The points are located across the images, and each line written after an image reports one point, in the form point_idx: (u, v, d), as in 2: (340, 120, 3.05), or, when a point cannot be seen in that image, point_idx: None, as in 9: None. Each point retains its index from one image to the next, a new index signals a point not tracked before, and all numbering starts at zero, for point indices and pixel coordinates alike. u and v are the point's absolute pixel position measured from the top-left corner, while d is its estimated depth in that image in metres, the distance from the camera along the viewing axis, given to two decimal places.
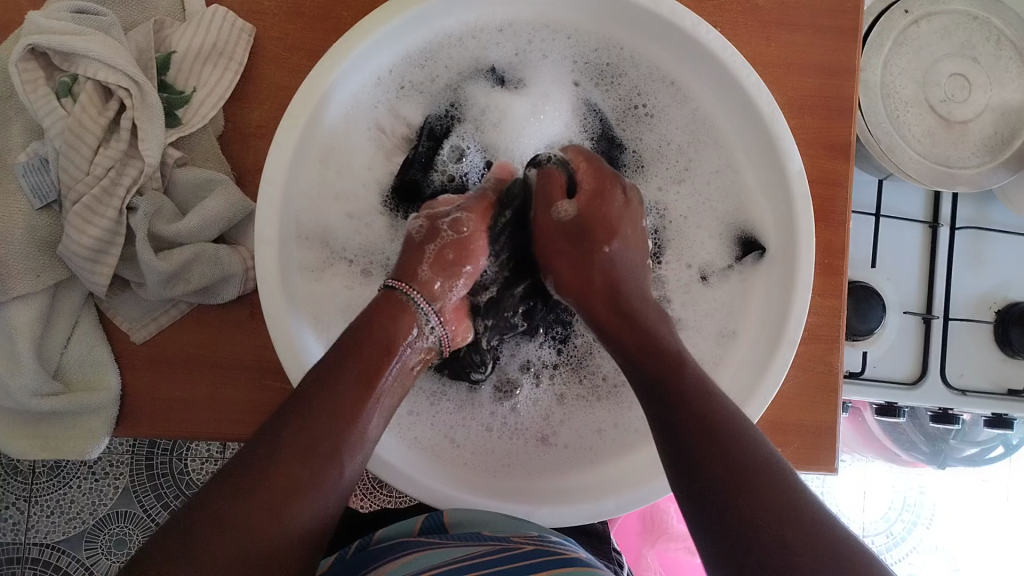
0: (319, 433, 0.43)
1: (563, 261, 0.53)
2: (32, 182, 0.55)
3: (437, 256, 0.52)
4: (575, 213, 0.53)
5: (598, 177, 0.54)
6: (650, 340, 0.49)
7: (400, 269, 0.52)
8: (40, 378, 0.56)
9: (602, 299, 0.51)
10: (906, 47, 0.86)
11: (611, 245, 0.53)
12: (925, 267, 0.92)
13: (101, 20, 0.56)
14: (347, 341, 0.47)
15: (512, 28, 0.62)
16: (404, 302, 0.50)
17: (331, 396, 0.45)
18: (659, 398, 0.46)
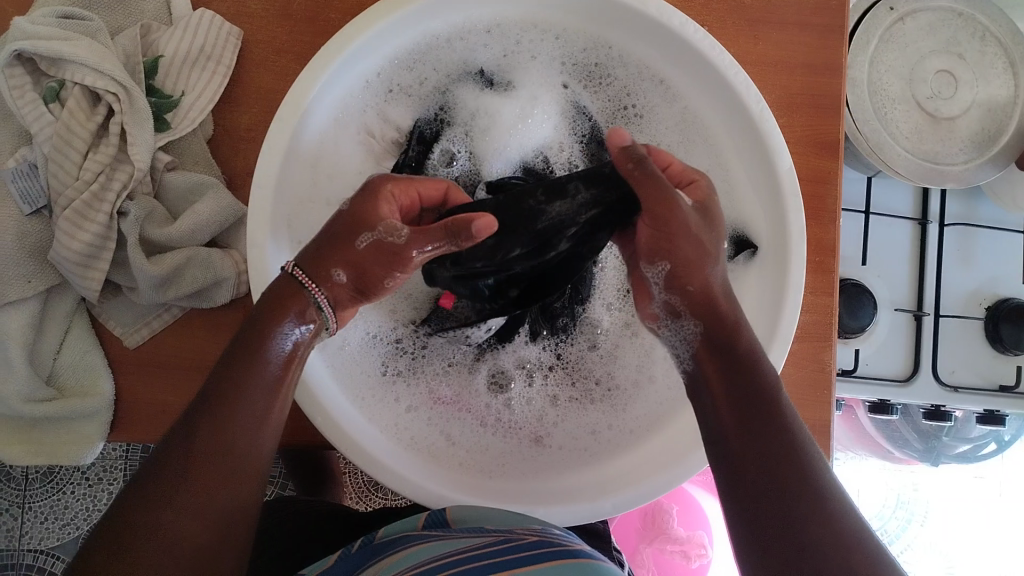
0: (227, 426, 0.42)
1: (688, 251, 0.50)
2: (21, 188, 0.55)
3: (364, 262, 0.48)
4: (697, 205, 0.51)
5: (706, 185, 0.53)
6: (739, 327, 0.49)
7: (328, 257, 0.48)
8: (33, 384, 0.56)
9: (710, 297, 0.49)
10: (892, 44, 0.87)
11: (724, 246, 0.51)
12: (914, 262, 0.93)
13: (89, 24, 0.56)
14: (249, 334, 0.45)
15: (500, 29, 0.62)
16: (302, 297, 0.47)
17: (238, 389, 0.43)
18: (743, 383, 0.46)
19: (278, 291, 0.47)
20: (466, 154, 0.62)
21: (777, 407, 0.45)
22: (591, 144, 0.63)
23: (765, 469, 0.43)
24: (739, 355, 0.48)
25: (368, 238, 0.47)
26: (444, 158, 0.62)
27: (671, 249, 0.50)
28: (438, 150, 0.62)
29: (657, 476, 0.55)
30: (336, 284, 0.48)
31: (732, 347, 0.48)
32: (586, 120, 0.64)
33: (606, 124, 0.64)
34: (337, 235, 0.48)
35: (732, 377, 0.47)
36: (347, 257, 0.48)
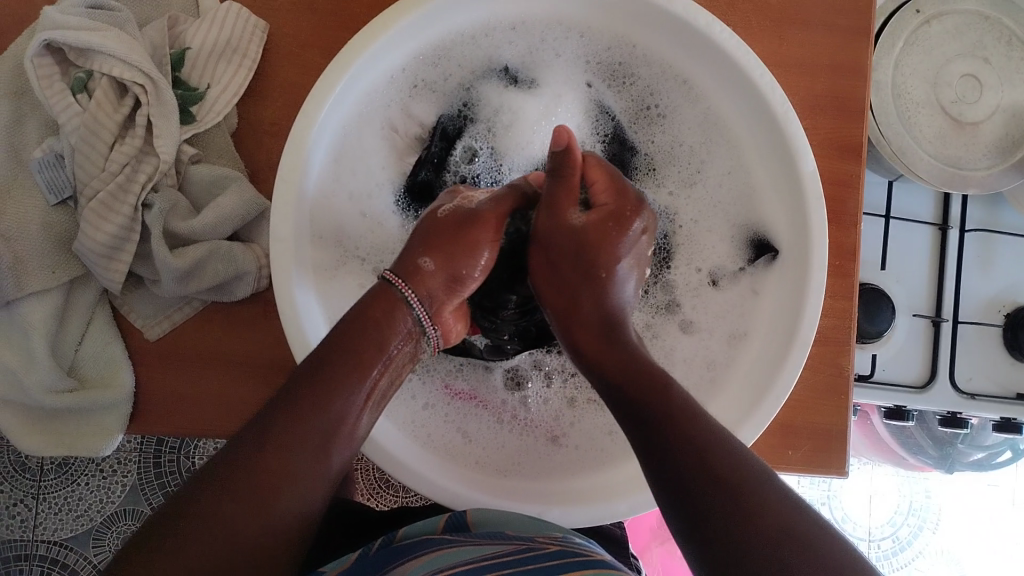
0: (300, 438, 0.43)
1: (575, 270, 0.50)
2: (47, 178, 0.55)
3: (442, 245, 0.50)
4: (586, 224, 0.50)
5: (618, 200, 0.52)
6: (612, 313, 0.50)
7: (411, 252, 0.50)
8: (55, 374, 0.56)
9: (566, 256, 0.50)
10: (917, 47, 0.86)
11: (612, 273, 0.50)
12: (933, 269, 0.92)
13: (116, 15, 0.56)
14: (340, 347, 0.46)
15: (524, 26, 0.61)
16: (396, 298, 0.49)
17: (321, 395, 0.44)
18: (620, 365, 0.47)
19: (370, 297, 0.49)
20: (488, 151, 0.63)
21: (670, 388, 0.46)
22: (613, 144, 0.64)
23: (667, 462, 0.43)
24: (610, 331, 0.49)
25: (447, 209, 0.52)
26: (467, 155, 0.62)
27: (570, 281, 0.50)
28: (460, 146, 0.62)
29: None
30: (422, 276, 0.49)
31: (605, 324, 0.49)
32: (609, 120, 0.64)
33: (629, 123, 0.64)
34: (427, 227, 0.51)
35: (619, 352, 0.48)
36: (433, 243, 0.50)
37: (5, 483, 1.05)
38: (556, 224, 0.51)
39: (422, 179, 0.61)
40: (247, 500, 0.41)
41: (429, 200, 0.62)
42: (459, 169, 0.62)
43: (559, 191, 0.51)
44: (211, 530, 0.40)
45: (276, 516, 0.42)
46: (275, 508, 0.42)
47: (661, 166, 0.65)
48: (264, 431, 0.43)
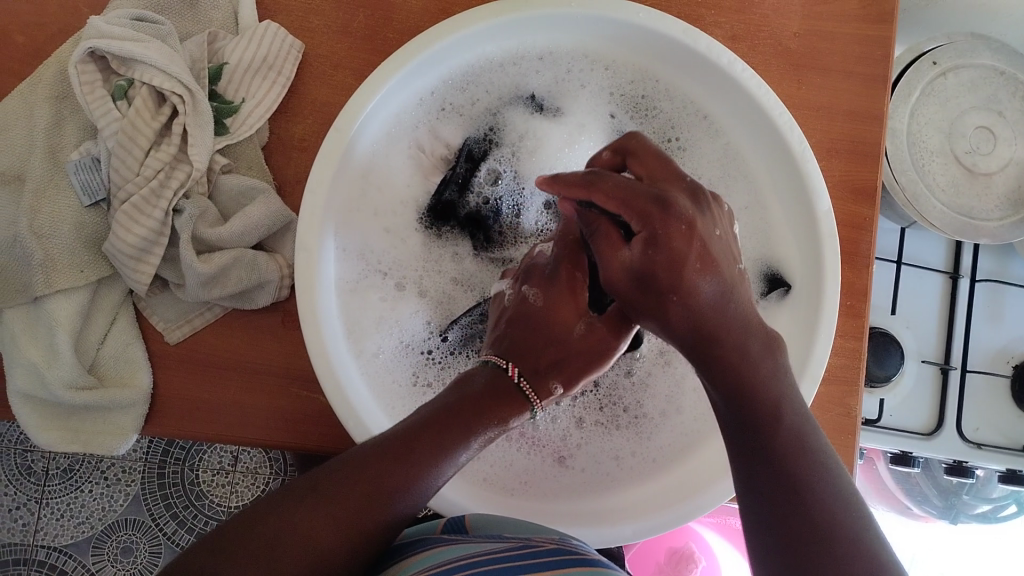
0: (438, 469, 0.44)
1: (626, 290, 0.44)
2: (82, 180, 0.57)
3: (574, 371, 0.49)
4: (631, 262, 0.43)
5: (649, 206, 0.43)
6: (690, 331, 0.43)
7: (546, 371, 0.48)
8: (77, 371, 0.56)
9: (627, 286, 0.43)
10: (933, 98, 0.87)
11: (694, 284, 0.42)
12: (944, 316, 0.93)
13: (159, 28, 0.58)
14: (481, 400, 0.46)
15: (552, 57, 0.63)
16: (516, 406, 0.47)
17: (458, 445, 0.45)
18: (720, 400, 0.43)
19: (492, 380, 0.48)
20: (512, 174, 0.64)
21: (781, 421, 0.42)
22: None
23: (783, 516, 0.39)
24: (693, 355, 0.43)
25: (582, 327, 0.49)
26: (490, 177, 0.64)
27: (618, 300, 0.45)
28: (485, 169, 0.63)
29: (684, 505, 0.56)
30: (551, 398, 0.49)
31: (688, 350, 0.43)
32: None
33: None
34: (562, 355, 0.49)
35: (714, 378, 0.43)
36: (566, 369, 0.49)
37: (9, 487, 1.06)
38: (603, 262, 0.45)
39: (446, 198, 0.62)
40: (366, 489, 0.42)
41: (451, 219, 0.63)
42: (483, 191, 0.64)
43: (597, 245, 0.45)
44: (320, 515, 0.41)
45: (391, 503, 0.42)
46: (362, 519, 0.42)
47: None
48: (389, 453, 0.43)
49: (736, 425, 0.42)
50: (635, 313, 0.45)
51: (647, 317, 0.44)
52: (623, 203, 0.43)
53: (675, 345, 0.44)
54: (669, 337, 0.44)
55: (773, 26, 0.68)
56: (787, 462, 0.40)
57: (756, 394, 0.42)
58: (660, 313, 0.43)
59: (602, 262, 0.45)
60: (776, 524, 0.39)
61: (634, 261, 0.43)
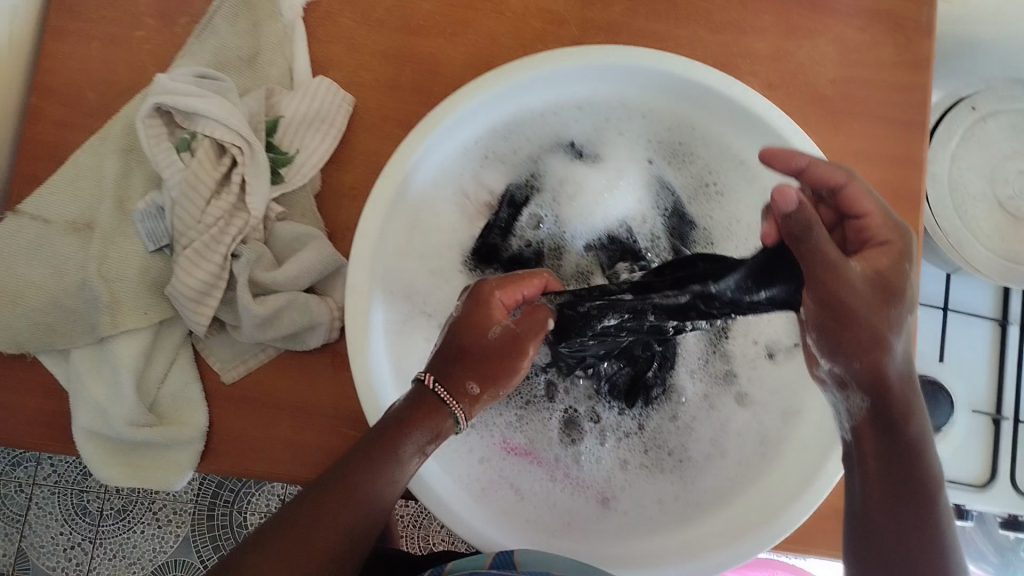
0: (378, 475, 0.47)
1: (864, 299, 0.50)
2: (148, 228, 0.60)
3: (490, 369, 0.51)
4: (872, 274, 0.51)
5: (886, 226, 0.52)
6: (896, 377, 0.51)
7: (461, 374, 0.51)
8: (138, 408, 0.59)
9: (872, 300, 0.51)
10: (974, 143, 0.87)
11: (900, 308, 0.52)
12: (993, 363, 0.92)
13: (221, 84, 0.62)
14: (405, 413, 0.49)
15: (591, 106, 0.66)
16: (438, 403, 0.50)
17: (386, 449, 0.47)
18: (893, 438, 0.51)
19: (413, 394, 0.50)
20: (553, 219, 0.66)
21: (933, 475, 0.50)
22: (673, 218, 0.66)
23: (906, 526, 0.48)
24: (891, 390, 0.51)
25: (498, 330, 0.51)
26: (532, 222, 0.66)
27: (837, 318, 0.51)
28: (527, 213, 0.66)
29: (724, 551, 0.56)
30: (472, 400, 0.51)
31: (882, 388, 0.51)
32: (669, 195, 0.67)
33: (689, 198, 0.67)
34: (470, 350, 0.51)
35: (885, 410, 0.51)
36: (482, 372, 0.51)
37: (65, 526, 1.11)
38: (835, 276, 0.50)
39: (490, 242, 0.64)
40: (333, 511, 0.45)
41: (494, 262, 0.64)
42: (525, 234, 0.65)
43: (829, 255, 0.50)
44: (282, 533, 0.44)
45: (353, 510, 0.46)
46: (321, 532, 0.44)
47: (718, 241, 0.66)
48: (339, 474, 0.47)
49: (897, 446, 0.50)
50: (834, 328, 0.52)
51: (876, 334, 0.51)
52: (880, 220, 0.52)
53: (865, 378, 0.51)
54: (868, 368, 0.51)
55: (809, 73, 0.69)
56: (923, 496, 0.49)
57: (924, 448, 0.51)
58: (883, 347, 0.51)
59: (836, 274, 0.50)
60: (899, 530, 0.49)
61: (872, 273, 0.51)
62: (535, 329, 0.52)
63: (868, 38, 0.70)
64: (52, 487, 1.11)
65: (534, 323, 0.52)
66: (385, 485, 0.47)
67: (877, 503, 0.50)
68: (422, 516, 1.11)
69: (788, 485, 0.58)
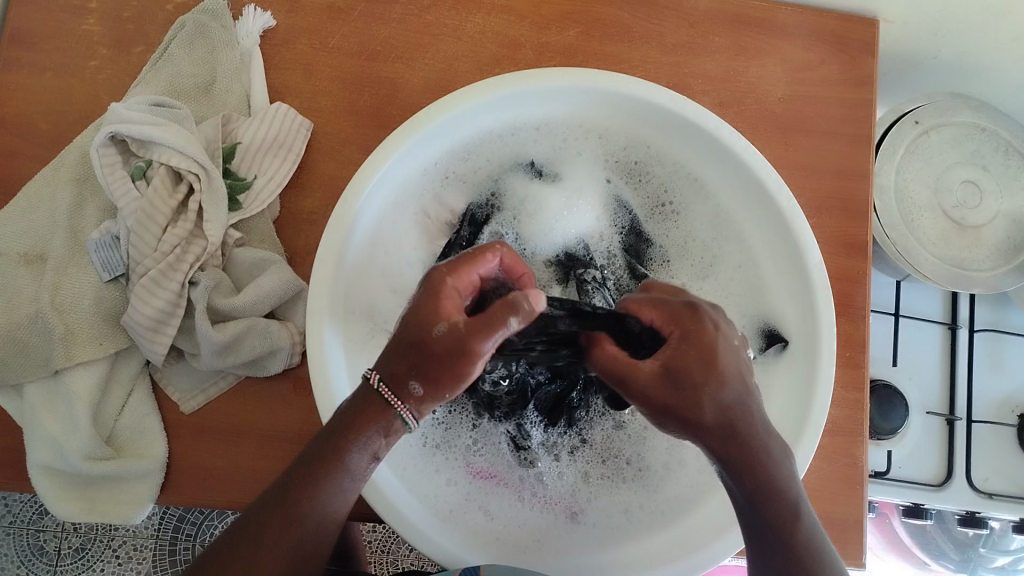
0: (323, 488, 0.45)
1: (653, 395, 0.45)
2: (102, 258, 0.59)
3: (435, 370, 0.44)
4: (660, 367, 0.45)
5: (669, 312, 0.48)
6: (715, 430, 0.45)
7: (404, 373, 0.44)
8: (94, 442, 0.57)
9: (657, 388, 0.45)
10: (918, 155, 0.90)
11: (713, 386, 0.45)
12: (945, 366, 0.94)
13: (176, 112, 0.61)
14: (347, 420, 0.46)
15: (548, 127, 0.67)
16: (382, 403, 0.45)
17: (328, 462, 0.45)
18: (740, 491, 0.45)
19: (358, 397, 0.46)
20: (514, 237, 0.66)
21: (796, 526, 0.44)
22: (630, 235, 0.68)
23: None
24: (730, 450, 0.45)
25: (442, 327, 0.44)
26: (494, 239, 0.65)
27: (654, 414, 0.46)
28: (488, 231, 0.65)
29: (693, 556, 0.57)
30: (420, 402, 0.45)
31: (712, 451, 0.45)
32: (626, 214, 0.68)
33: (645, 218, 0.68)
34: (413, 343, 0.44)
35: (739, 476, 0.45)
36: (427, 371, 0.44)
37: (21, 568, 1.07)
38: (624, 373, 0.47)
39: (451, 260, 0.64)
40: (280, 526, 0.45)
41: None
42: None
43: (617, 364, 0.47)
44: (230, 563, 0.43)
45: (302, 524, 0.45)
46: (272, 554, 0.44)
47: (673, 259, 0.68)
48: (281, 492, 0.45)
49: (767, 515, 0.45)
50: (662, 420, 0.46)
51: (683, 419, 0.45)
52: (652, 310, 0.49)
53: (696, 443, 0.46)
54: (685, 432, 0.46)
55: (759, 93, 0.71)
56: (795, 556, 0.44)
57: (776, 486, 0.45)
58: (695, 414, 0.45)
59: (628, 383, 0.46)
60: None
61: (653, 367, 0.46)
62: (488, 329, 0.43)
63: (814, 57, 0.73)
64: (6, 528, 1.08)
65: (490, 324, 0.43)
66: (332, 495, 0.46)
67: (752, 556, 0.46)
68: (391, 541, 1.10)
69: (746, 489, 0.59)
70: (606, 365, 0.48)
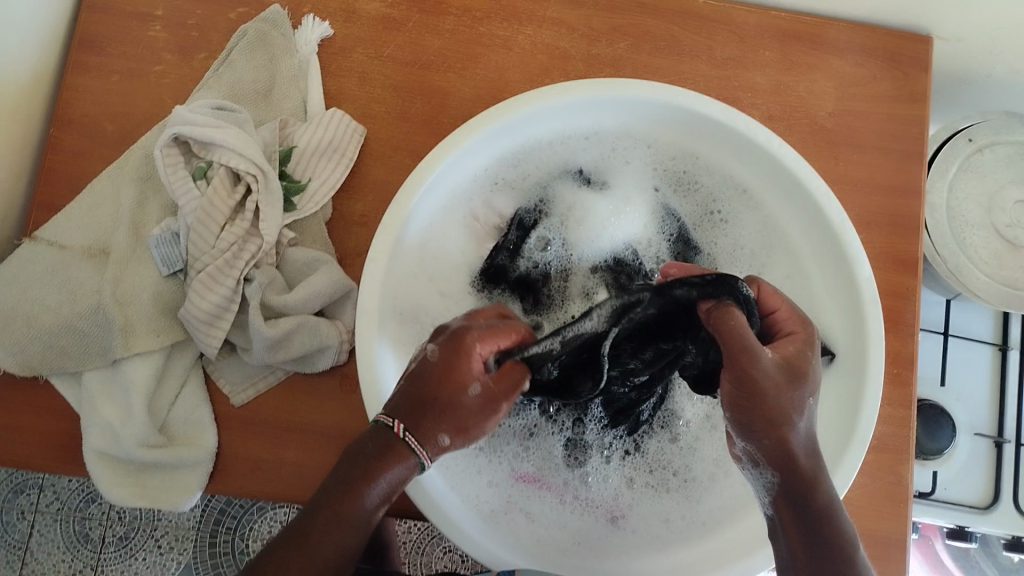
0: (342, 515, 0.43)
1: (766, 386, 0.47)
2: (162, 253, 0.62)
3: (462, 424, 0.46)
4: (780, 358, 0.49)
5: (796, 323, 0.53)
6: (803, 454, 0.48)
7: (431, 425, 0.45)
8: (149, 430, 0.59)
9: (775, 381, 0.47)
10: (971, 173, 0.89)
11: (811, 398, 0.49)
12: (995, 389, 0.92)
13: (236, 116, 0.64)
14: (368, 461, 0.44)
15: (597, 136, 0.68)
16: (392, 441, 0.45)
17: (350, 503, 0.43)
18: (807, 511, 0.48)
19: (377, 440, 0.45)
20: (561, 242, 0.67)
21: (852, 547, 0.47)
22: (677, 243, 0.67)
23: None
24: (798, 464, 0.48)
25: (477, 389, 0.46)
26: (540, 243, 0.66)
27: (746, 397, 0.48)
28: (535, 236, 0.66)
29: (744, 560, 0.56)
30: (441, 450, 0.46)
31: (790, 468, 0.48)
32: (675, 222, 0.68)
33: (694, 225, 0.68)
34: (437, 395, 0.46)
35: (799, 489, 0.48)
36: (451, 423, 0.45)
37: (67, 553, 1.11)
38: (744, 359, 0.47)
39: (498, 264, 0.65)
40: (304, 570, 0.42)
41: (502, 283, 0.65)
42: (533, 256, 0.66)
43: (735, 347, 0.47)
44: None
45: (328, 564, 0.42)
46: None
47: (724, 264, 0.68)
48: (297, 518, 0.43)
49: (821, 531, 0.47)
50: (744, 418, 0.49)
51: (779, 419, 0.47)
52: (784, 312, 0.53)
53: (773, 456, 0.48)
54: (775, 444, 0.48)
55: (809, 107, 0.71)
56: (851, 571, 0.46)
57: (840, 516, 0.48)
58: (793, 418, 0.48)
59: (743, 364, 0.47)
60: None
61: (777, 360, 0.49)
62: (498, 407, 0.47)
63: (866, 72, 0.72)
64: (55, 514, 1.11)
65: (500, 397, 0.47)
66: (352, 535, 0.43)
67: (806, 563, 0.47)
68: (426, 544, 1.11)
69: None
70: (730, 335, 0.47)
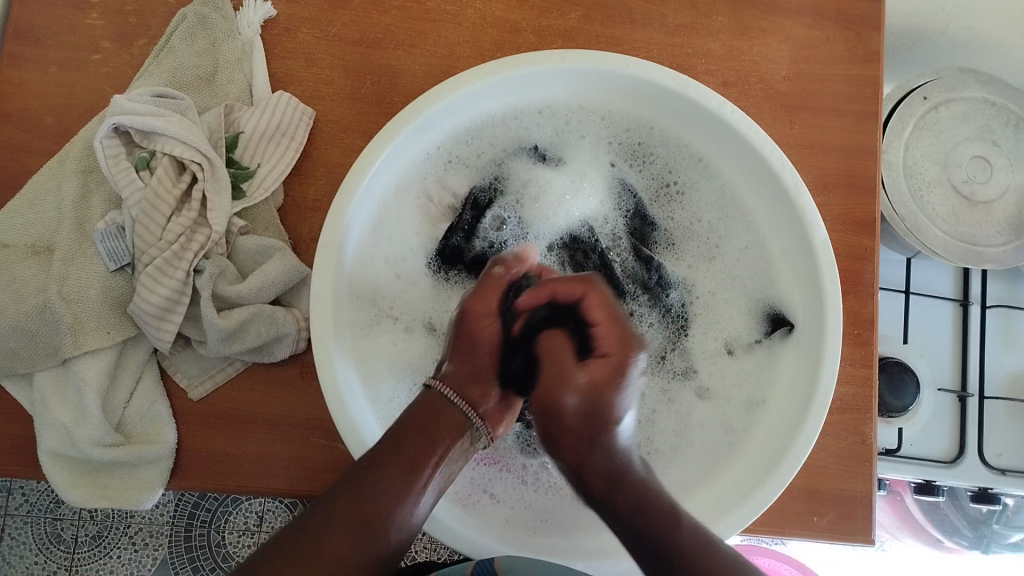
0: (384, 482, 0.50)
1: (589, 401, 0.52)
2: (108, 248, 0.60)
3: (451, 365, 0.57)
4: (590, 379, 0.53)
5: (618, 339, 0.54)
6: (597, 475, 0.52)
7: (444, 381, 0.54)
8: (104, 429, 0.58)
9: (573, 419, 0.52)
10: (926, 131, 0.89)
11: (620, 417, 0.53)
12: (957, 345, 0.93)
13: (178, 104, 0.62)
14: (418, 434, 0.52)
15: (551, 110, 0.67)
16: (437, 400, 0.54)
17: (390, 485, 0.50)
18: (632, 528, 0.50)
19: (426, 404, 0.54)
20: (516, 220, 0.66)
21: (680, 529, 0.50)
22: (634, 219, 0.68)
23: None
24: (619, 484, 0.51)
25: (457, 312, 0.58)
26: (496, 223, 0.66)
27: (552, 425, 0.53)
28: (490, 215, 0.66)
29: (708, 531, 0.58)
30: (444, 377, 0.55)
31: (589, 493, 0.52)
32: (631, 197, 0.68)
33: (650, 200, 0.68)
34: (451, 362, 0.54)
35: (615, 493, 0.51)
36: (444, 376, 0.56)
37: (40, 555, 1.09)
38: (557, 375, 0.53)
39: (454, 244, 0.65)
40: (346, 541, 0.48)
41: (460, 264, 0.65)
42: (489, 235, 0.66)
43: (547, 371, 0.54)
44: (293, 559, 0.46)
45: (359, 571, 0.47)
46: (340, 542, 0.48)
47: (680, 241, 0.68)
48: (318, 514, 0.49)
49: (644, 521, 0.50)
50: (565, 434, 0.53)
51: (591, 434, 0.52)
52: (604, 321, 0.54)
53: (586, 477, 0.52)
54: (591, 459, 0.52)
55: (763, 71, 0.71)
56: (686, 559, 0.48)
57: (679, 515, 0.51)
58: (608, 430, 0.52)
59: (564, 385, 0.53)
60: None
61: (584, 384, 0.53)
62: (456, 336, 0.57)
63: (819, 34, 0.72)
64: (25, 517, 1.09)
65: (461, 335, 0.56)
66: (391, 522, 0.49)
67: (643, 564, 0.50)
68: None
69: (742, 482, 0.61)
70: (551, 350, 0.55)
